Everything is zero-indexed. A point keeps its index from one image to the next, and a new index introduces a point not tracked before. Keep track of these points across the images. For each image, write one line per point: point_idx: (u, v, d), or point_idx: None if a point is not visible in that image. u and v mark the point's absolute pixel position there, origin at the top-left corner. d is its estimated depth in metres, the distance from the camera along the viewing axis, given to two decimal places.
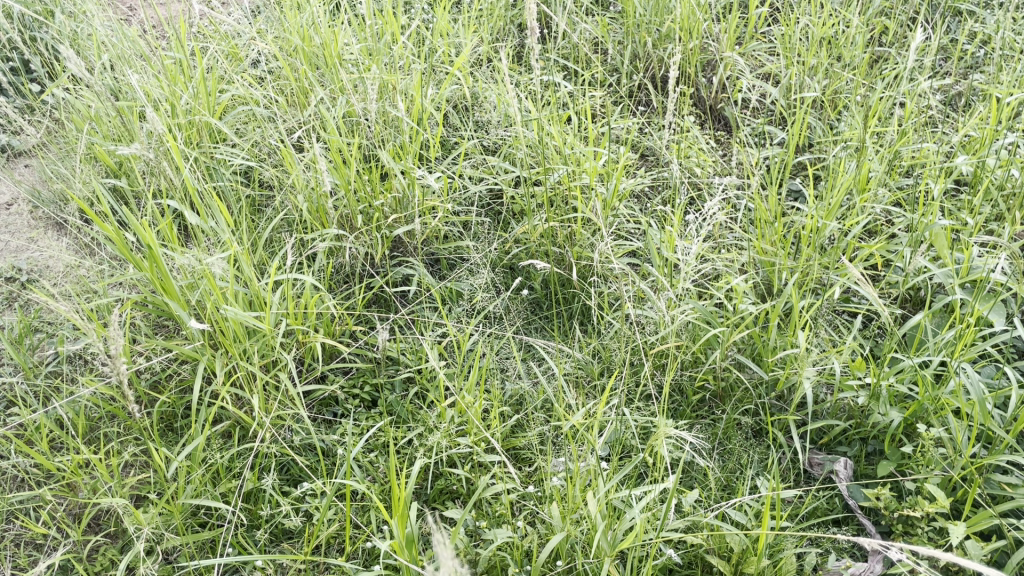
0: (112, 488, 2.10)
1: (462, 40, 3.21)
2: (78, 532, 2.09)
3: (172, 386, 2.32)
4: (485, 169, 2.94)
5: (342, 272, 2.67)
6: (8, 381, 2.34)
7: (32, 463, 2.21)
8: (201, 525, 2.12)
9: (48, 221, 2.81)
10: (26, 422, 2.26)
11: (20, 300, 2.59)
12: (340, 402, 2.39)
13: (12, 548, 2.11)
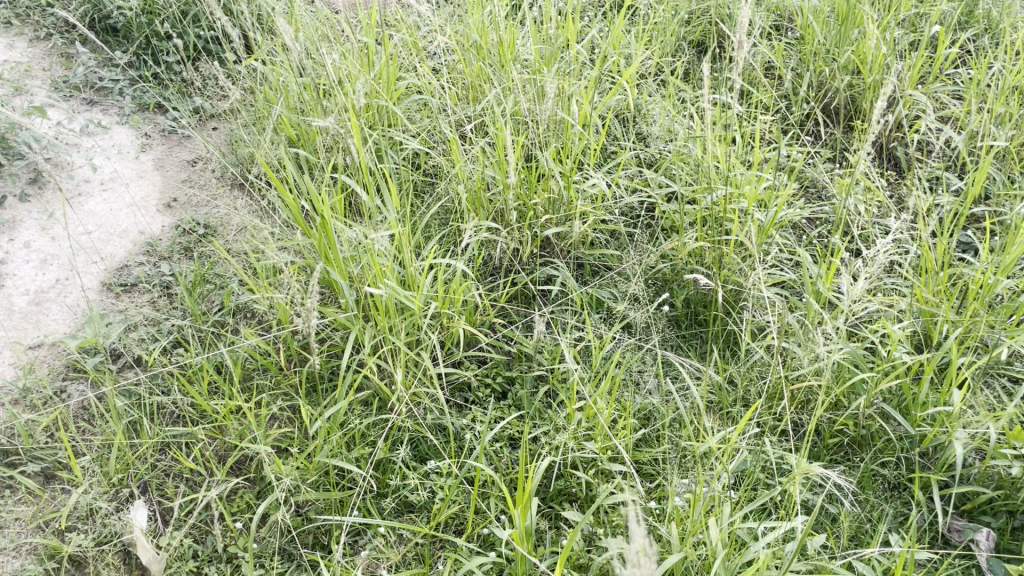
0: (258, 436, 2.25)
1: (634, 52, 3.22)
2: (222, 473, 2.25)
3: (322, 349, 2.46)
4: (641, 182, 2.94)
5: (490, 264, 2.73)
6: (179, 324, 2.54)
7: (191, 402, 2.39)
8: (333, 486, 2.24)
9: (229, 182, 3.04)
10: (190, 363, 2.45)
11: (197, 251, 2.82)
12: (472, 389, 2.45)
13: (162, 477, 2.27)
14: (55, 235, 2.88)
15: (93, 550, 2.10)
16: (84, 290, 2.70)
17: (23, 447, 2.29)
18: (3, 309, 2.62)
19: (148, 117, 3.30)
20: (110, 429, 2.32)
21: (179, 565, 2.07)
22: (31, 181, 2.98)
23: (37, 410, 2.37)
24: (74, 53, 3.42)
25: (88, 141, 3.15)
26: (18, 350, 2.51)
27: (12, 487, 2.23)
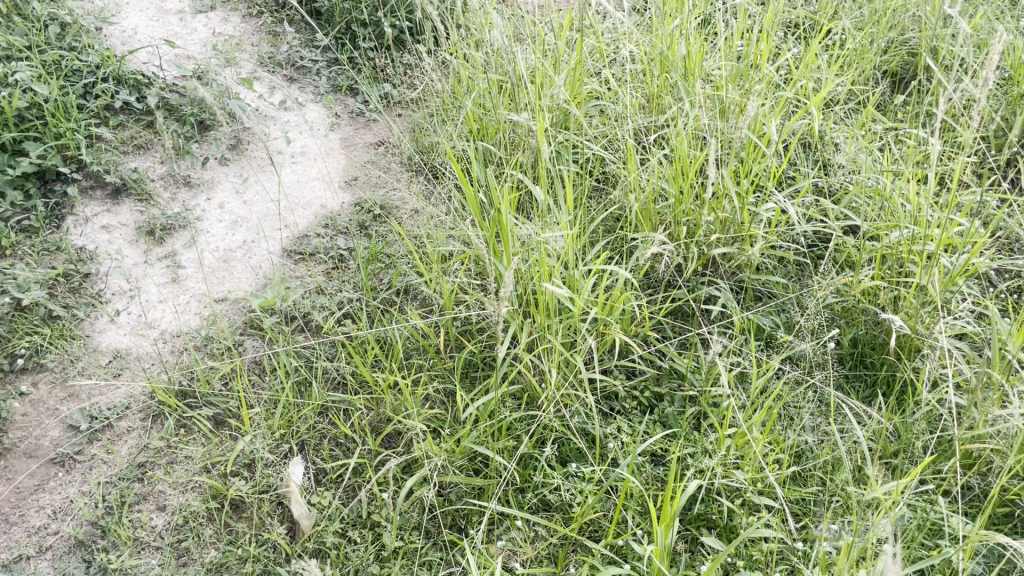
0: (412, 413, 2.35)
1: (825, 77, 3.12)
2: (374, 444, 2.36)
3: (479, 338, 2.52)
4: (817, 210, 2.84)
5: (651, 276, 2.69)
6: (350, 297, 2.69)
7: (353, 370, 2.52)
8: (476, 472, 2.29)
9: (408, 168, 3.18)
10: (356, 335, 2.58)
11: (371, 230, 2.96)
12: (619, 399, 2.43)
13: (318, 439, 2.40)
14: (247, 199, 3.10)
15: (252, 497, 2.24)
16: (267, 254, 2.91)
17: (201, 392, 2.48)
18: (196, 263, 2.86)
19: (340, 98, 3.50)
20: (278, 385, 2.49)
21: (326, 525, 2.18)
22: (231, 148, 3.23)
23: (217, 359, 2.58)
24: (280, 32, 3.66)
25: (284, 116, 3.38)
26: (205, 302, 2.75)
27: (187, 426, 2.43)
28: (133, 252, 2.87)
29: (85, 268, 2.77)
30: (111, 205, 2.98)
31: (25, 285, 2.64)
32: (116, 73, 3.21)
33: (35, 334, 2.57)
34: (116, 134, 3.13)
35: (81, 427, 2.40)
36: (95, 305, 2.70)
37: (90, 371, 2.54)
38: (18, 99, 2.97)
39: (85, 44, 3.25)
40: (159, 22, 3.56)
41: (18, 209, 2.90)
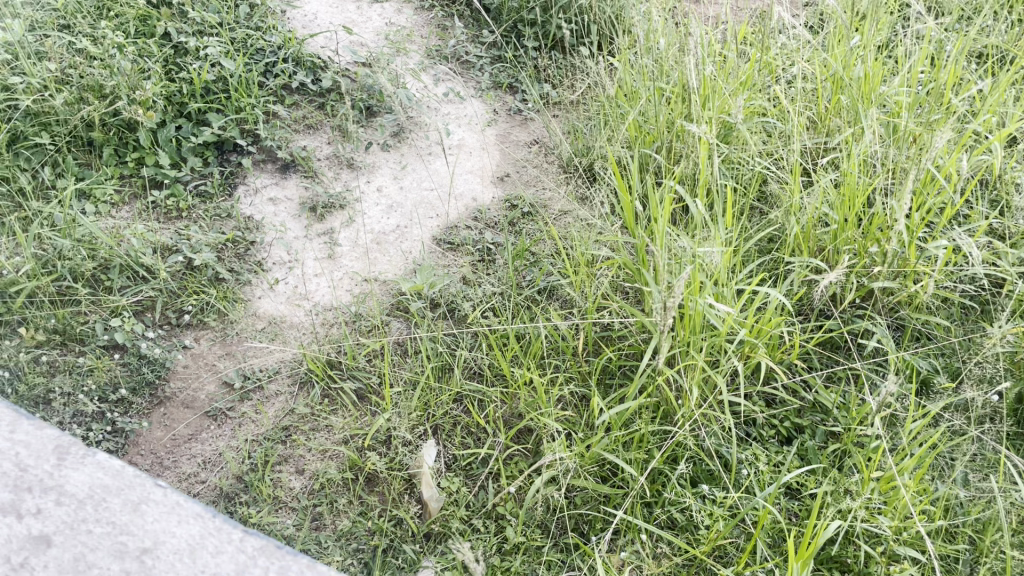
0: (546, 411, 2.36)
1: (1013, 112, 2.93)
2: (505, 437, 2.38)
3: (619, 346, 2.50)
4: (990, 253, 2.67)
5: (802, 303, 2.59)
6: (495, 291, 2.73)
7: (491, 363, 2.56)
8: (604, 480, 2.28)
9: (561, 170, 3.20)
10: (497, 328, 2.62)
11: (520, 227, 3.00)
12: (757, 425, 2.36)
13: (452, 426, 2.45)
14: (403, 186, 3.20)
15: (386, 473, 2.31)
16: (418, 240, 3.00)
17: (346, 365, 2.58)
18: (352, 242, 2.98)
19: (500, 95, 3.56)
20: (418, 368, 2.56)
21: (452, 510, 2.23)
22: (394, 135, 3.35)
23: (363, 336, 2.67)
24: (449, 26, 3.76)
25: (446, 108, 3.46)
26: (356, 280, 2.86)
27: (331, 396, 2.53)
28: (296, 226, 3.02)
29: (250, 236, 2.93)
30: (279, 179, 3.15)
31: (198, 247, 2.83)
32: (296, 55, 3.39)
33: (202, 293, 2.75)
34: (291, 113, 3.30)
35: (235, 385, 2.54)
36: (256, 272, 2.85)
37: (247, 334, 2.69)
38: (208, 73, 3.20)
39: (270, 25, 3.44)
40: (338, 9, 3.73)
41: (197, 174, 3.10)
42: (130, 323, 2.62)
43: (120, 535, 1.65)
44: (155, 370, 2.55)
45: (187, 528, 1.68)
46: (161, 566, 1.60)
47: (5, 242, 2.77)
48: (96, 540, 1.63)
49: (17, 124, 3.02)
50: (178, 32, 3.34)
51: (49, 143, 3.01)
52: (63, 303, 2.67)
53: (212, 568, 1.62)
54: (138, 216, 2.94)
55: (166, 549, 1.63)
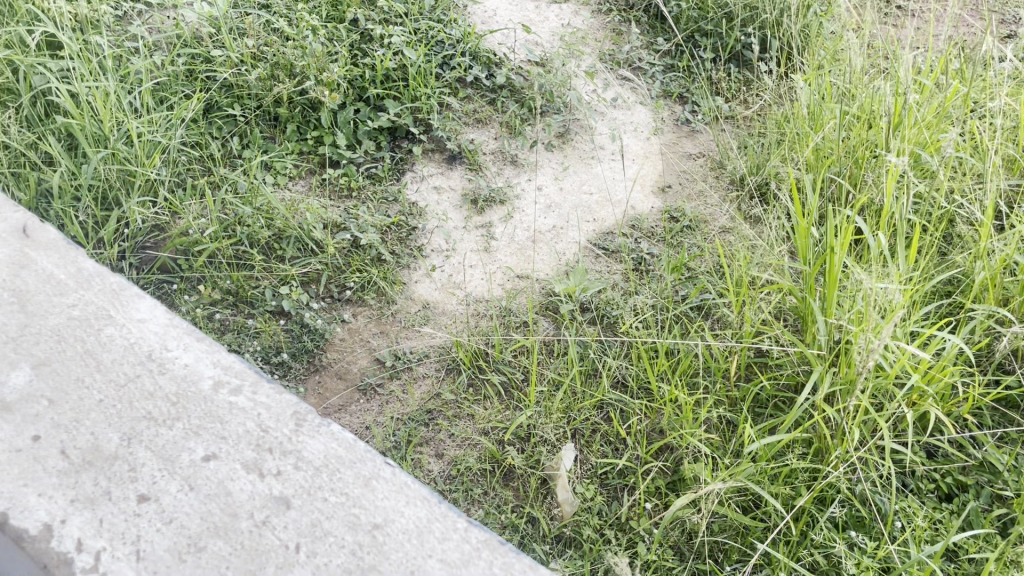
0: (691, 432, 2.30)
1: None
2: (645, 452, 2.33)
3: (774, 375, 2.41)
4: None
5: (979, 354, 2.42)
6: (647, 301, 2.69)
7: (637, 375, 2.52)
8: (745, 511, 2.20)
9: (726, 187, 3.13)
10: (647, 341, 2.57)
11: (678, 240, 2.94)
12: (916, 477, 2.22)
13: (592, 432, 2.43)
14: (564, 186, 3.21)
15: (523, 470, 2.33)
16: (573, 243, 3.00)
17: (493, 358, 2.61)
18: (508, 238, 3.02)
19: (669, 104, 3.51)
20: (564, 370, 2.56)
21: (585, 517, 2.22)
22: (559, 136, 3.36)
23: (512, 331, 2.70)
24: (624, 31, 3.74)
25: (614, 113, 3.45)
26: (509, 275, 2.89)
27: (476, 386, 2.58)
28: (456, 216, 3.09)
29: (413, 222, 3.02)
30: (445, 169, 3.22)
31: (364, 227, 2.94)
32: (474, 50, 3.47)
33: (364, 271, 2.85)
34: (463, 105, 3.38)
35: (386, 363, 2.63)
36: (416, 257, 2.94)
37: (401, 315, 2.77)
38: (391, 60, 3.31)
39: (452, 19, 3.54)
40: (518, 7, 3.79)
41: (369, 157, 3.22)
42: (296, 292, 2.75)
43: (353, 507, 1.72)
44: (314, 339, 2.67)
45: (414, 510, 1.73)
46: (391, 543, 1.66)
47: (194, 205, 2.92)
48: (332, 509, 1.71)
49: (214, 95, 3.23)
50: (366, 19, 3.48)
51: (240, 115, 3.21)
52: (238, 266, 2.83)
53: (437, 554, 1.66)
54: (312, 191, 3.08)
55: (392, 529, 1.69)
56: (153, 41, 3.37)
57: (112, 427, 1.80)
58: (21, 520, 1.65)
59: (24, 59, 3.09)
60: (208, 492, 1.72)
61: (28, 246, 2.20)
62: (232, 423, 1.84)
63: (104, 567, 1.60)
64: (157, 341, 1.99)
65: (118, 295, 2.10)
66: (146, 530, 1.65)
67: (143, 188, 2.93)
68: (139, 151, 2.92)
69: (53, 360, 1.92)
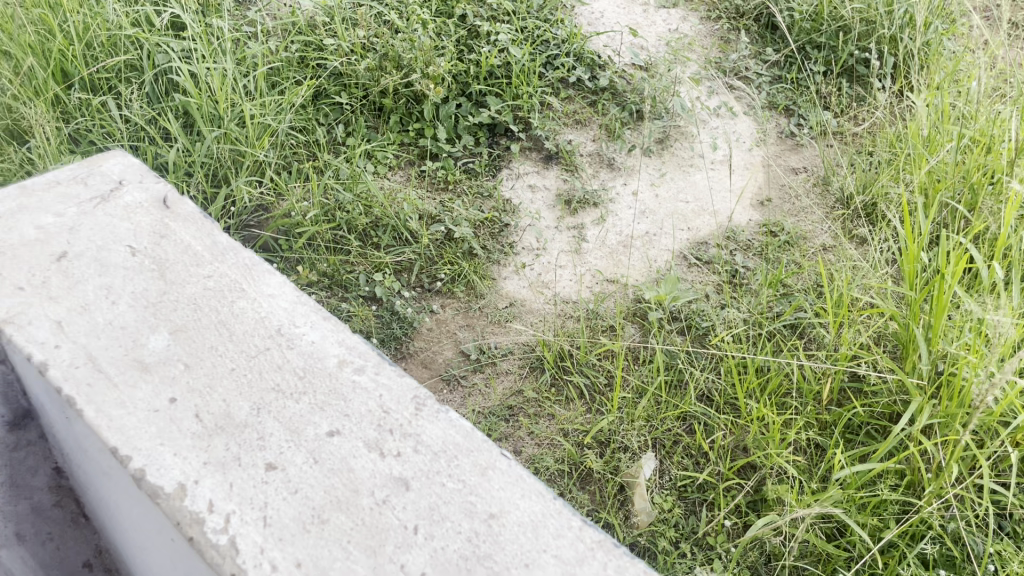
0: (777, 452, 2.24)
1: None
2: (727, 468, 2.29)
3: (869, 402, 2.34)
4: None
5: None
6: (738, 315, 2.63)
7: (724, 390, 2.47)
8: (828, 538, 2.14)
9: (829, 205, 3.05)
10: (736, 356, 2.52)
11: (774, 255, 2.88)
12: (1014, 521, 2.12)
13: (674, 443, 2.40)
14: (659, 193, 3.18)
15: (601, 475, 2.32)
16: (666, 250, 2.97)
17: (577, 360, 2.60)
18: (600, 240, 3.01)
19: (774, 116, 3.44)
20: (648, 377, 2.52)
21: (662, 528, 2.19)
22: (659, 141, 3.33)
23: (598, 334, 2.69)
24: (732, 40, 3.68)
25: (715, 122, 3.40)
26: (598, 279, 2.89)
27: (558, 386, 2.58)
28: (550, 215, 3.09)
29: (507, 219, 3.04)
30: (541, 168, 3.23)
31: (459, 221, 2.97)
32: (578, 51, 3.47)
33: (456, 264, 2.89)
34: (564, 106, 3.39)
35: (471, 357, 2.65)
36: (506, 253, 2.96)
37: (488, 310, 2.80)
38: (496, 57, 3.34)
39: (559, 19, 3.55)
40: (625, 11, 3.77)
41: (467, 152, 3.26)
42: (389, 280, 2.81)
43: (468, 495, 1.38)
44: (403, 327, 2.72)
45: (530, 503, 1.37)
46: (507, 534, 1.33)
47: (297, 188, 3.01)
48: (449, 494, 1.38)
49: (324, 82, 3.32)
50: (475, 15, 3.52)
51: (346, 104, 3.29)
52: (335, 251, 2.91)
53: (554, 549, 1.32)
54: (410, 182, 3.14)
55: (511, 519, 1.35)
56: (270, 27, 3.48)
57: (244, 396, 1.49)
58: (153, 480, 1.36)
59: (150, 38, 3.23)
60: (330, 466, 1.40)
61: (169, 216, 1.82)
62: (358, 400, 1.49)
63: (235, 530, 1.31)
64: (286, 315, 1.63)
65: (251, 269, 1.72)
66: (273, 497, 1.35)
67: (251, 168, 3.04)
68: (250, 133, 3.02)
69: (189, 327, 1.59)
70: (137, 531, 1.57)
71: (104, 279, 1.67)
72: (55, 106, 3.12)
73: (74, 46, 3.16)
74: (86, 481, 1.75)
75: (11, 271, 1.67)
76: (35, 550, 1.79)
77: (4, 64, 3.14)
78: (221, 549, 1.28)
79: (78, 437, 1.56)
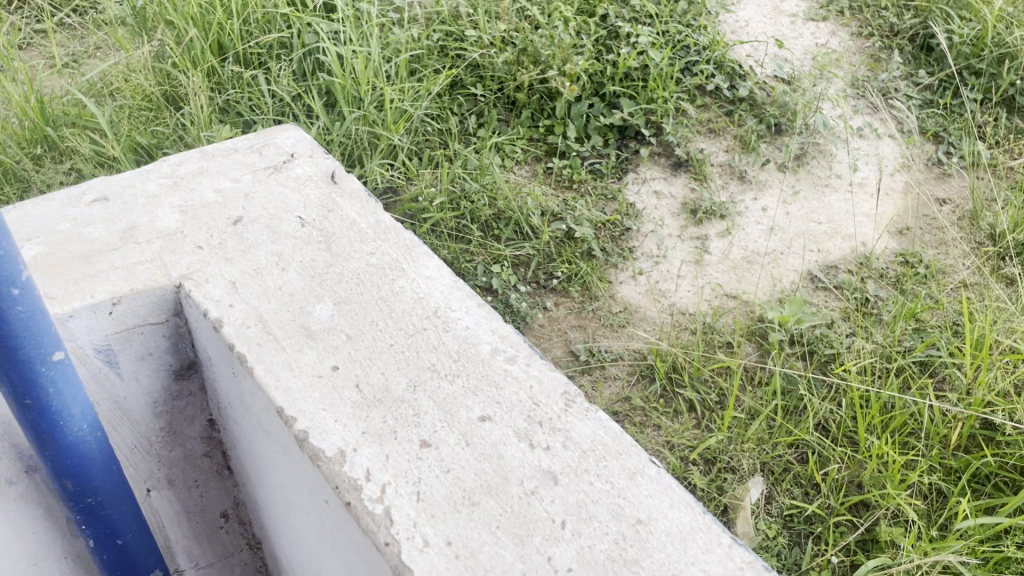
0: (896, 493, 2.14)
1: None
2: (838, 503, 2.21)
3: (999, 452, 2.24)
4: None
5: None
6: (866, 344, 2.53)
7: (843, 421, 2.38)
8: None
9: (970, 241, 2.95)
10: (858, 388, 2.42)
11: (908, 288, 2.76)
12: None
13: (783, 470, 2.32)
14: (790, 211, 3.08)
15: (703, 493, 2.26)
16: (792, 270, 2.89)
17: (690, 374, 2.55)
18: (723, 254, 2.95)
19: (921, 142, 3.29)
20: (763, 400, 2.45)
21: (762, 556, 2.14)
22: (795, 158, 3.22)
23: (713, 350, 2.64)
24: (883, 59, 3.55)
25: (857, 143, 3.28)
26: (718, 292, 2.83)
27: (668, 398, 2.54)
28: (673, 223, 3.05)
29: (629, 222, 3.01)
30: (669, 175, 3.19)
31: (580, 221, 2.95)
32: (719, 60, 3.40)
33: (573, 264, 2.88)
34: (699, 114, 3.33)
35: (580, 358, 2.64)
36: (625, 257, 2.93)
37: (602, 313, 2.79)
38: (634, 60, 3.29)
39: (702, 25, 3.48)
40: (772, 21, 3.67)
41: (595, 152, 3.25)
42: (506, 273, 2.84)
43: (616, 497, 1.36)
44: (516, 321, 2.73)
45: (681, 515, 1.33)
46: (656, 543, 1.30)
47: (427, 175, 3.07)
48: (598, 494, 1.36)
49: (462, 72, 3.37)
50: (617, 16, 3.48)
51: (481, 95, 3.33)
52: (456, 239, 2.95)
53: (702, 564, 1.28)
54: (536, 177, 3.16)
55: (659, 528, 1.32)
56: (415, 14, 3.55)
57: (401, 371, 1.54)
58: (315, 443, 1.43)
59: (302, 18, 3.35)
60: (482, 451, 1.41)
61: (336, 191, 1.90)
62: (510, 389, 1.51)
63: (390, 501, 1.34)
64: (442, 298, 1.67)
65: (410, 250, 1.77)
66: (427, 474, 1.38)
67: (385, 151, 3.11)
68: (388, 117, 3.10)
69: (352, 300, 1.66)
70: (285, 490, 1.65)
71: (275, 246, 1.77)
72: (210, 77, 3.28)
73: (232, 21, 3.31)
74: (239, 437, 1.83)
75: (193, 230, 1.81)
76: (178, 492, 1.96)
77: (168, 33, 3.32)
78: (376, 517, 1.33)
79: (242, 393, 1.66)
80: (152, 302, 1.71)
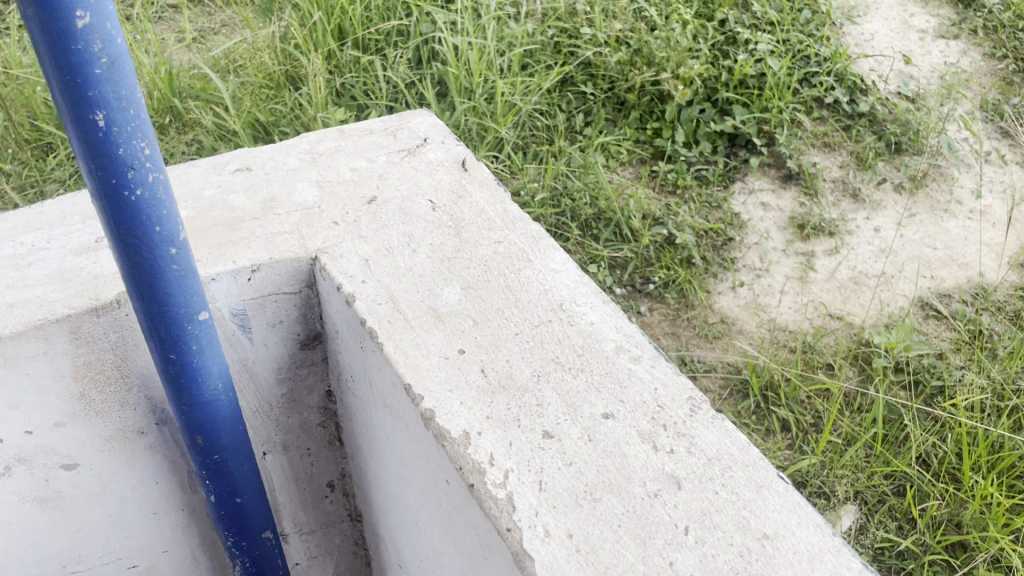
0: (999, 536, 2.04)
1: None
2: (934, 541, 2.13)
3: None
4: None
5: None
6: (977, 379, 2.41)
7: (945, 456, 2.28)
8: None
9: None
10: (964, 424, 2.32)
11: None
12: None
13: (877, 501, 2.24)
14: (905, 233, 2.97)
15: None
16: (902, 295, 2.78)
17: (786, 393, 2.49)
18: (829, 273, 2.86)
19: None
20: (860, 426, 2.36)
21: None
22: (913, 179, 3.10)
23: (812, 370, 2.57)
24: (1016, 83, 3.38)
25: (982, 168, 3.14)
26: (822, 312, 2.75)
27: (761, 415, 2.48)
28: (779, 237, 2.97)
29: (733, 232, 2.95)
30: (777, 187, 3.11)
31: (682, 227, 2.90)
32: (841, 72, 3.29)
33: (671, 269, 2.83)
34: (815, 127, 3.24)
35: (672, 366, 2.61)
36: (726, 267, 2.87)
37: (698, 322, 2.74)
38: (751, 67, 3.21)
39: (824, 36, 3.37)
40: (899, 36, 3.54)
41: (703, 159, 3.20)
42: (603, 273, 2.82)
43: (742, 509, 1.33)
44: None
45: (809, 534, 1.30)
46: (783, 560, 1.26)
47: (532, 170, 3.09)
48: (723, 504, 1.33)
49: (574, 70, 3.36)
50: (735, 21, 3.41)
51: (591, 94, 3.32)
52: (555, 236, 2.95)
53: None
54: (640, 180, 3.13)
55: (786, 545, 1.29)
56: (531, 10, 3.56)
57: (526, 360, 1.55)
58: (441, 423, 1.45)
59: (422, 7, 3.41)
60: (605, 448, 1.41)
61: (466, 178, 1.93)
62: (633, 389, 1.50)
63: (513, 488, 1.35)
64: (567, 291, 1.67)
65: (537, 241, 1.77)
66: (548, 465, 1.38)
67: (492, 143, 3.13)
68: (499, 110, 3.12)
69: (479, 286, 1.68)
70: (400, 466, 1.69)
71: (406, 227, 1.81)
72: (328, 59, 3.37)
73: (354, 7, 3.39)
74: (357, 410, 1.87)
75: (330, 207, 1.86)
76: (291, 458, 2.02)
77: (292, 15, 3.42)
78: (499, 502, 1.33)
79: (368, 368, 1.70)
80: (289, 273, 1.77)
